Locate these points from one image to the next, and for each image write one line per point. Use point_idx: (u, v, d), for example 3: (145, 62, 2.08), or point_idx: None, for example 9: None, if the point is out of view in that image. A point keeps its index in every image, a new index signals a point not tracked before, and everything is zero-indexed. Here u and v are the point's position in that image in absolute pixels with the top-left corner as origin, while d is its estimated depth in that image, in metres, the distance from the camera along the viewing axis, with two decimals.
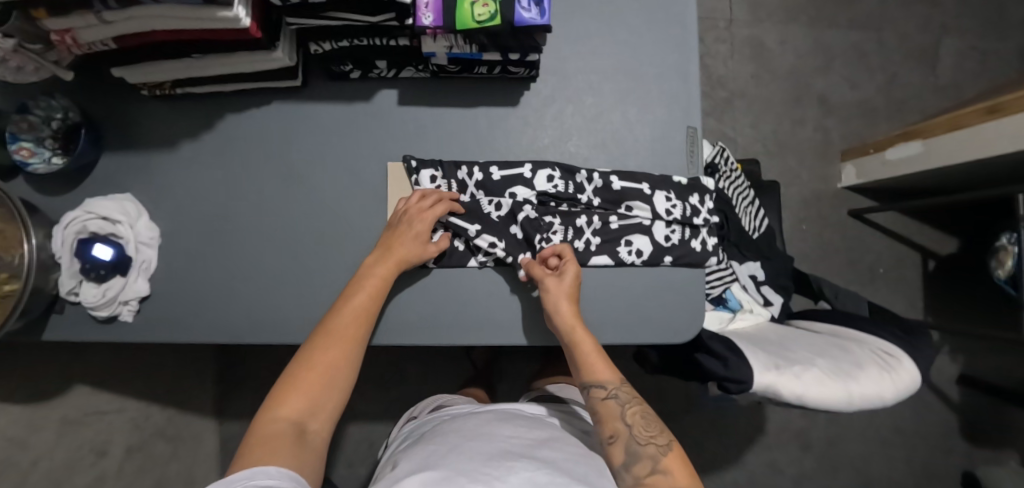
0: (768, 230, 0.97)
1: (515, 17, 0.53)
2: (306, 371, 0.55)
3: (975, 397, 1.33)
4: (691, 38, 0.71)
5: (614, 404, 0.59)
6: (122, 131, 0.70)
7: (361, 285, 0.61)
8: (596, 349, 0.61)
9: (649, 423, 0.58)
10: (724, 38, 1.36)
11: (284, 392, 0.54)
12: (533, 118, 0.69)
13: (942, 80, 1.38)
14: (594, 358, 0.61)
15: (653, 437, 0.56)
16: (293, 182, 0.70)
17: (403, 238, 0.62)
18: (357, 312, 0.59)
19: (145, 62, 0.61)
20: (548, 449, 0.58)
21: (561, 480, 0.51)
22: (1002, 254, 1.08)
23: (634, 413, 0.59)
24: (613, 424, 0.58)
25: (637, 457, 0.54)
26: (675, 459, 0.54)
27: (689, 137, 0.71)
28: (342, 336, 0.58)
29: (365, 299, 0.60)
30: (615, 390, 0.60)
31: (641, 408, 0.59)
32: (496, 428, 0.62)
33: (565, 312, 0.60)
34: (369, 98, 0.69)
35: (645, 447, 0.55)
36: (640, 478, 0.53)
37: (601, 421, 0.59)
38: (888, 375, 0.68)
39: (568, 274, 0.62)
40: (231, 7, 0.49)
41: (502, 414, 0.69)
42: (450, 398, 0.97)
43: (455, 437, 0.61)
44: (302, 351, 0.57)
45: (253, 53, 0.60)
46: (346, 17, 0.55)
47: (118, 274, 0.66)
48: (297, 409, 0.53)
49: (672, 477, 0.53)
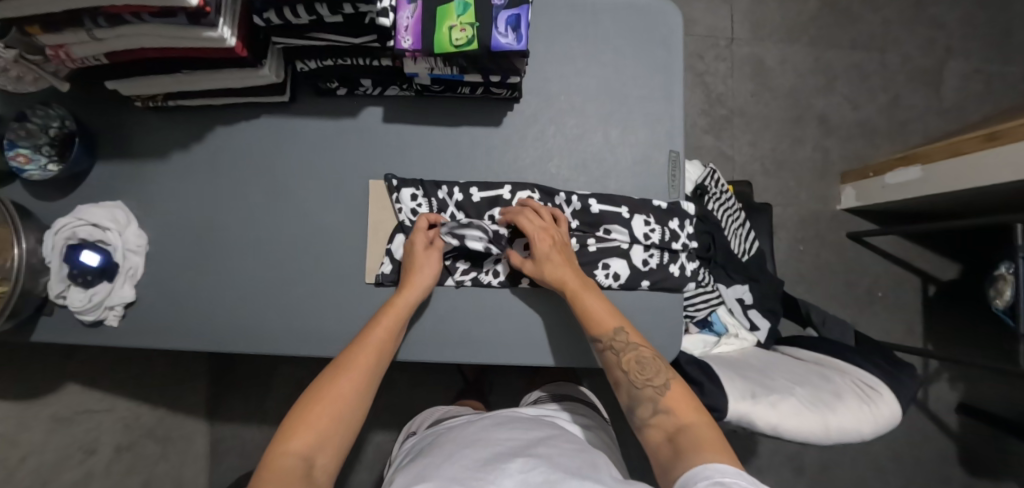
0: (758, 253, 0.96)
1: (491, 42, 0.54)
2: (312, 405, 0.53)
3: (974, 426, 1.30)
4: (675, 61, 0.71)
5: (612, 356, 0.59)
6: (114, 139, 0.72)
7: (380, 322, 0.61)
8: (587, 304, 0.60)
9: (648, 367, 0.56)
10: (724, 56, 1.36)
11: (293, 428, 0.51)
12: (516, 137, 0.70)
13: (946, 102, 1.36)
14: (591, 310, 0.60)
15: (649, 380, 0.55)
16: (279, 193, 0.71)
17: (415, 275, 0.63)
18: (380, 345, 0.60)
19: (136, 77, 0.63)
20: (543, 446, 0.59)
21: (555, 477, 0.50)
22: (1001, 283, 1.06)
23: (632, 360, 0.57)
24: (614, 371, 0.58)
25: (639, 401, 0.55)
26: (676, 397, 0.54)
27: (670, 161, 0.70)
28: (360, 368, 0.57)
29: (382, 337, 0.60)
30: (610, 341, 0.59)
31: (638, 353, 0.57)
32: (492, 433, 0.63)
33: (552, 277, 0.61)
34: (355, 114, 0.70)
35: (643, 390, 0.55)
36: (645, 420, 0.54)
37: (606, 370, 0.60)
38: (867, 408, 0.66)
39: (531, 237, 0.63)
40: (217, 28, 0.51)
41: (501, 418, 0.71)
42: (446, 410, 0.98)
43: (452, 445, 0.63)
44: (311, 389, 0.55)
45: (241, 71, 0.61)
46: (330, 38, 0.57)
47: (104, 280, 0.67)
48: (306, 444, 0.51)
49: (675, 415, 0.53)
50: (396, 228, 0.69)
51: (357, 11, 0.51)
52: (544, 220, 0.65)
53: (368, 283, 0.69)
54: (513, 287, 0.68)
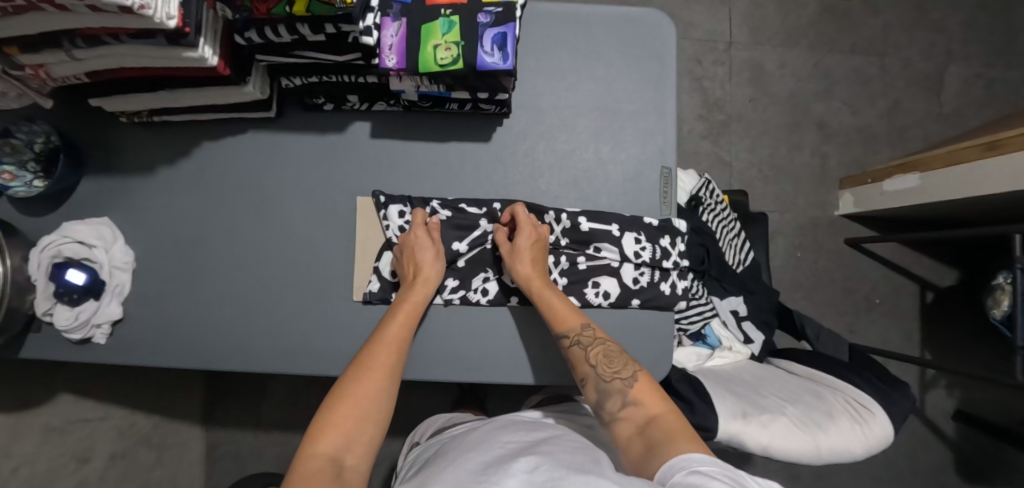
0: (753, 264, 0.94)
1: (476, 61, 0.53)
2: (336, 404, 0.50)
3: (970, 434, 1.30)
4: (669, 76, 0.70)
5: (579, 351, 0.59)
6: (101, 155, 0.71)
7: (390, 321, 0.61)
8: (554, 301, 0.61)
9: (615, 360, 0.57)
10: (722, 61, 1.35)
11: (320, 428, 0.48)
12: (506, 154, 0.69)
13: (947, 108, 1.34)
14: (558, 308, 0.61)
15: (617, 372, 0.56)
16: (267, 209, 0.70)
17: (427, 265, 0.63)
18: (390, 345, 0.58)
19: (119, 95, 0.62)
20: (546, 446, 0.57)
21: (559, 473, 0.47)
22: (999, 293, 1.05)
23: (599, 353, 0.58)
24: (582, 368, 0.58)
25: (608, 394, 0.54)
26: (643, 388, 0.53)
27: (662, 178, 0.70)
28: (378, 365, 0.55)
29: (396, 329, 0.60)
30: (578, 336, 0.59)
31: (605, 348, 0.59)
32: (496, 437, 0.63)
33: (521, 272, 0.62)
34: (342, 129, 0.69)
35: (612, 383, 0.55)
36: (614, 414, 0.53)
37: (573, 368, 0.60)
38: (859, 427, 0.66)
39: (518, 236, 0.63)
40: (196, 48, 0.50)
41: (504, 422, 0.71)
42: (450, 418, 0.99)
43: (456, 451, 0.63)
44: (333, 390, 0.53)
45: (224, 89, 0.60)
46: (314, 56, 0.56)
47: (90, 297, 0.66)
48: (334, 443, 0.47)
49: (644, 406, 0.52)
50: (384, 246, 0.68)
51: (339, 31, 0.51)
52: (521, 221, 0.64)
53: (356, 301, 0.69)
54: (502, 306, 0.68)
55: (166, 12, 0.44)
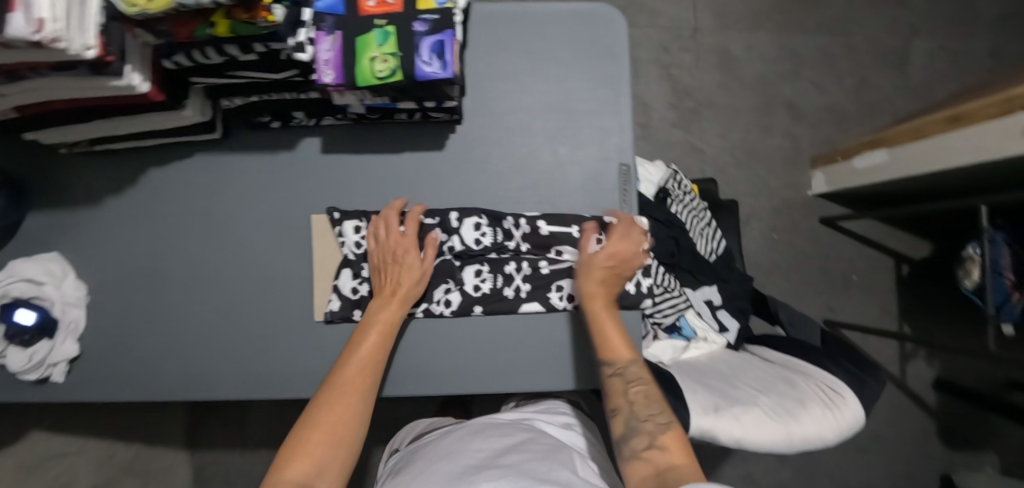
0: (726, 251, 0.96)
1: (415, 71, 0.51)
2: (310, 430, 0.51)
3: (951, 402, 1.32)
4: (623, 72, 0.69)
5: (618, 382, 0.59)
6: (46, 188, 0.69)
7: (362, 337, 0.60)
8: (610, 328, 0.61)
9: (653, 402, 0.57)
10: (689, 47, 1.34)
11: (290, 455, 0.49)
12: (462, 162, 0.68)
13: (913, 82, 1.35)
14: (613, 335, 0.61)
15: (653, 415, 0.55)
16: (220, 234, 0.68)
17: (400, 279, 0.62)
18: (364, 363, 0.58)
19: (54, 127, 0.59)
20: (513, 454, 0.57)
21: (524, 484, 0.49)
22: (969, 264, 1.06)
23: (639, 392, 0.58)
24: (617, 399, 0.59)
25: (636, 432, 0.54)
26: (674, 437, 0.53)
27: (621, 175, 0.69)
28: (352, 389, 0.56)
29: (366, 349, 0.59)
30: (623, 367, 0.59)
31: (646, 388, 0.58)
32: (467, 444, 0.61)
33: (586, 288, 0.62)
34: (292, 146, 0.68)
35: (644, 423, 0.55)
36: (636, 452, 0.53)
37: (607, 396, 0.60)
38: (830, 413, 0.66)
39: (602, 250, 0.63)
40: (123, 75, 0.47)
41: (478, 426, 0.69)
42: (430, 423, 0.97)
43: (426, 461, 0.61)
44: (306, 413, 0.53)
45: (162, 114, 0.58)
46: (250, 75, 0.54)
47: (44, 336, 0.64)
48: (303, 471, 0.48)
49: (670, 453, 0.51)
50: (342, 263, 0.67)
51: (269, 50, 0.49)
52: (617, 241, 0.63)
53: (318, 321, 0.67)
54: (466, 315, 0.67)
55: (82, 43, 0.40)
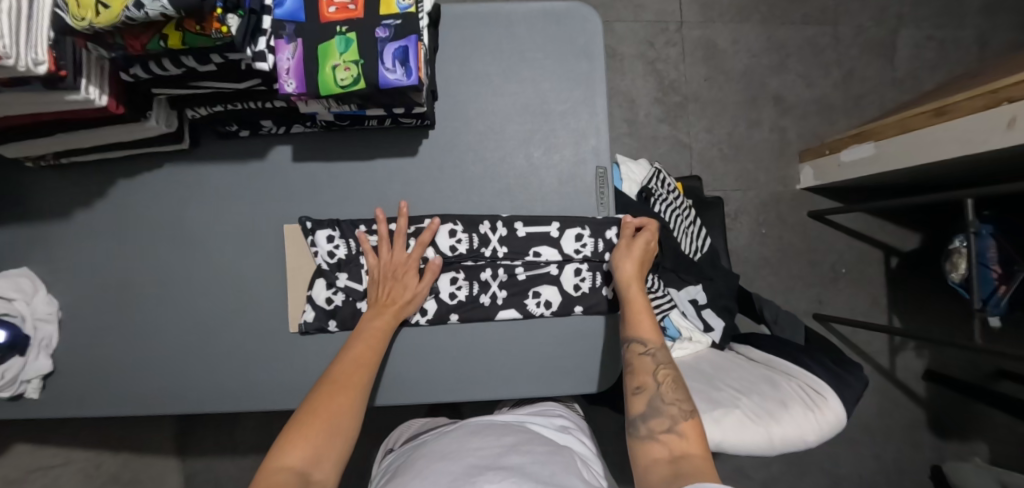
0: (711, 249, 0.95)
1: (379, 79, 0.50)
2: (308, 418, 0.49)
3: (940, 391, 1.32)
4: (598, 72, 0.67)
5: (647, 360, 0.57)
6: (13, 203, 0.68)
7: (360, 335, 0.60)
8: (650, 311, 0.61)
9: (679, 388, 0.55)
10: (675, 41, 1.32)
11: (292, 438, 0.47)
12: (435, 168, 0.67)
13: (900, 72, 1.34)
14: (644, 316, 0.61)
15: (679, 400, 0.53)
16: (191, 244, 0.67)
17: (397, 290, 0.63)
18: (357, 363, 0.57)
19: (16, 143, 0.58)
20: (516, 455, 0.56)
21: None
22: (956, 257, 1.06)
23: (667, 376, 0.56)
24: (642, 377, 0.56)
25: (658, 412, 0.52)
26: (694, 426, 0.50)
27: (598, 178, 0.68)
28: (349, 384, 0.54)
29: (365, 347, 0.59)
30: (654, 349, 0.58)
31: (674, 373, 0.56)
32: (464, 444, 0.60)
33: (627, 268, 0.63)
34: (263, 155, 0.67)
35: (668, 406, 0.52)
36: (654, 432, 0.50)
37: (631, 374, 0.57)
38: (812, 413, 0.66)
39: (646, 237, 0.65)
40: (79, 90, 0.46)
41: (474, 426, 0.68)
42: (423, 423, 0.96)
43: (424, 461, 0.59)
44: (303, 406, 0.51)
45: (125, 126, 0.57)
46: (211, 85, 0.53)
47: (15, 354, 0.61)
48: (303, 456, 0.46)
49: (687, 440, 0.49)
50: (316, 273, 0.66)
51: (228, 59, 0.48)
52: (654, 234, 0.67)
53: (293, 332, 0.67)
54: (442, 324, 0.66)
55: (32, 58, 0.38)
